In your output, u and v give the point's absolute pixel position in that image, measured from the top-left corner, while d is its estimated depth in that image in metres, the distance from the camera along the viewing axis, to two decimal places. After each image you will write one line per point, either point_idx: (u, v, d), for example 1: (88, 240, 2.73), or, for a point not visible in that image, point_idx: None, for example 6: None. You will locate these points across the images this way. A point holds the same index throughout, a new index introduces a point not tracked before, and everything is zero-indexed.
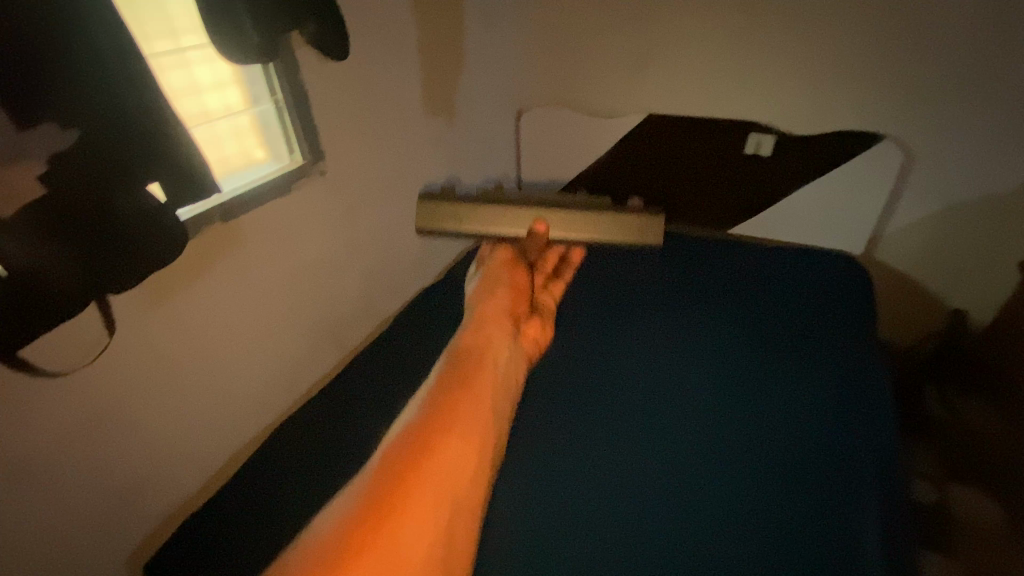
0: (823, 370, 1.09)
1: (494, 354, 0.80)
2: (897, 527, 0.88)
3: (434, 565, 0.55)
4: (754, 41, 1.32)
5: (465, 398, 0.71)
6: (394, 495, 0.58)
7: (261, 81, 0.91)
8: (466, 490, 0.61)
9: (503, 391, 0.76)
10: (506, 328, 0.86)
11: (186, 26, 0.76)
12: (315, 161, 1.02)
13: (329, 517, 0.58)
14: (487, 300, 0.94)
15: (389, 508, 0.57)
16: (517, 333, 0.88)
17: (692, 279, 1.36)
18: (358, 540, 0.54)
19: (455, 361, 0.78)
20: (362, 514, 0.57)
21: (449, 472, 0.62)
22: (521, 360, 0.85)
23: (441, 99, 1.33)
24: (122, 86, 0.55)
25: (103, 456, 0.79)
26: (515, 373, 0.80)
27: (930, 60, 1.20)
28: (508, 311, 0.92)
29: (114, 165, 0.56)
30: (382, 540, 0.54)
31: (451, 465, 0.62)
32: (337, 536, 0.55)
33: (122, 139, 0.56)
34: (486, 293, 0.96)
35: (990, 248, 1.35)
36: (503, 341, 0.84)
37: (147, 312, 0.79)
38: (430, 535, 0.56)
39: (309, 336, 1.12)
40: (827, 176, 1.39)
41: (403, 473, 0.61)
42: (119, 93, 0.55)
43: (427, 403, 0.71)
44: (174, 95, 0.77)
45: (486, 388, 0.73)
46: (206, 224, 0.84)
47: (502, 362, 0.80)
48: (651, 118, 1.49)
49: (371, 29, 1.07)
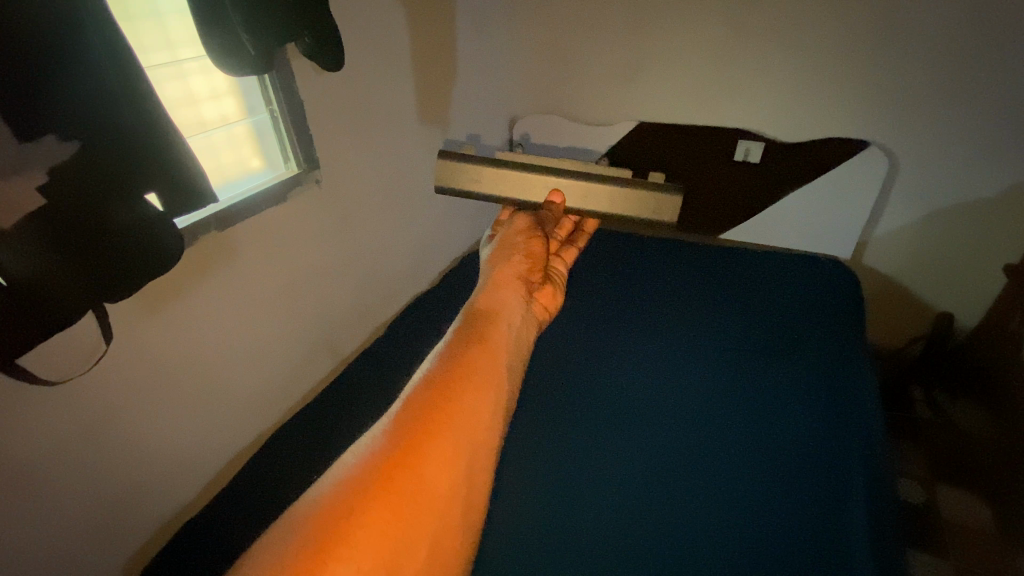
0: (812, 373, 1.10)
1: (510, 320, 0.79)
2: (886, 527, 0.89)
3: (452, 510, 0.54)
4: (742, 50, 1.35)
5: (486, 357, 0.69)
6: (417, 437, 0.57)
7: (256, 91, 0.94)
8: (486, 440, 0.61)
9: (517, 359, 0.75)
10: (521, 292, 0.86)
11: (183, 40, 0.79)
12: (310, 170, 1.04)
13: (353, 454, 0.56)
14: (506, 260, 0.90)
15: (412, 449, 0.56)
16: (530, 298, 0.87)
17: (682, 288, 1.39)
18: (382, 477, 0.53)
19: (473, 320, 0.76)
20: (380, 459, 0.55)
21: (470, 420, 0.61)
22: (532, 331, 0.83)
23: (436, 109, 1.35)
24: (120, 98, 0.57)
25: (99, 461, 0.79)
26: (527, 338, 0.80)
27: (912, 69, 1.24)
28: (524, 278, 0.88)
29: (112, 174, 0.58)
30: (405, 479, 0.54)
31: (472, 413, 0.62)
32: (361, 472, 0.53)
33: (119, 149, 0.58)
34: (503, 255, 0.91)
35: (975, 253, 1.37)
36: (518, 308, 0.82)
37: (143, 319, 0.80)
38: (451, 479, 0.56)
39: (304, 344, 1.13)
40: (815, 182, 1.41)
41: (423, 423, 0.59)
42: (118, 106, 0.57)
43: (445, 356, 0.69)
44: (170, 105, 0.79)
45: (503, 352, 0.72)
46: (202, 232, 0.85)
47: (518, 330, 0.79)
48: (640, 127, 1.53)
49: (368, 42, 1.10)
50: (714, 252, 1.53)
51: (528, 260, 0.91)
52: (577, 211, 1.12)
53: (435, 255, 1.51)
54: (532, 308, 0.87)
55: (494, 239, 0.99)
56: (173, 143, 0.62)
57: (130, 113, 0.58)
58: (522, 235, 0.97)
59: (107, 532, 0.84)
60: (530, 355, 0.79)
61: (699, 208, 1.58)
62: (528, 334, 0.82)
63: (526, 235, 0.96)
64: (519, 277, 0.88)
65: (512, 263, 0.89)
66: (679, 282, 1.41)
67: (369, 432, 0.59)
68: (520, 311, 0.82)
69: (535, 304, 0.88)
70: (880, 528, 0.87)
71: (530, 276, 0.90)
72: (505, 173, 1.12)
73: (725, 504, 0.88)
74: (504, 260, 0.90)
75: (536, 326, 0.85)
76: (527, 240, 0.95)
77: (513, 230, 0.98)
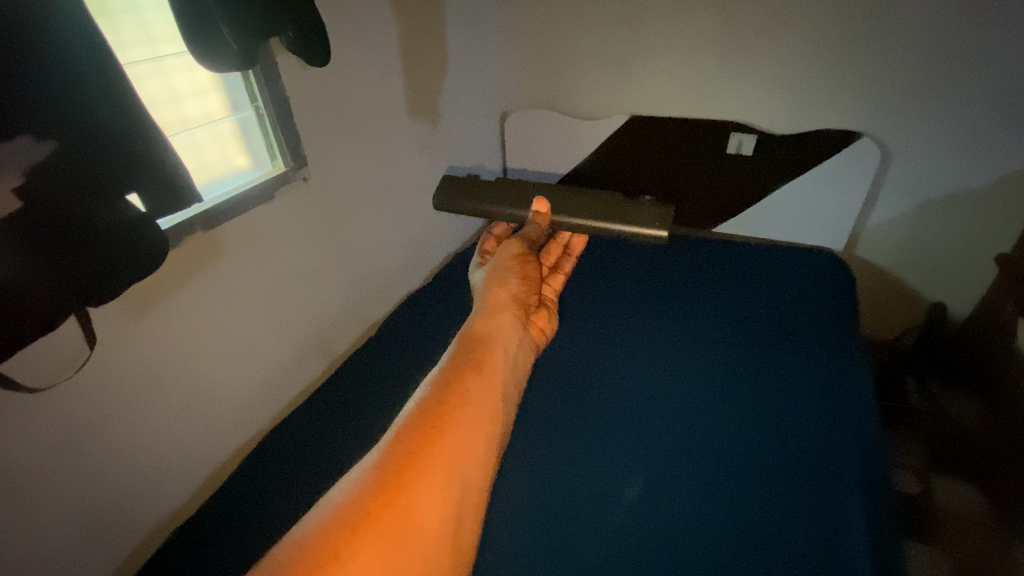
0: (808, 365, 1.10)
1: (505, 346, 0.79)
2: (880, 517, 0.89)
3: (442, 542, 0.56)
4: (733, 41, 1.34)
5: (479, 386, 0.69)
6: (408, 470, 0.58)
7: (241, 88, 0.91)
8: (474, 472, 0.62)
9: (513, 387, 0.75)
10: (517, 316, 0.86)
11: (164, 36, 0.77)
12: (299, 168, 1.02)
13: (342, 488, 0.56)
14: (500, 283, 0.90)
15: (403, 483, 0.56)
16: (526, 322, 0.87)
17: (675, 281, 1.38)
18: (372, 513, 0.53)
19: (468, 346, 0.76)
20: (370, 494, 0.55)
21: (461, 451, 0.62)
22: (528, 355, 0.83)
23: (426, 103, 1.33)
24: (100, 97, 0.54)
25: (87, 465, 0.78)
26: (521, 363, 0.81)
27: (903, 58, 1.23)
28: (519, 301, 0.89)
29: (92, 176, 0.56)
30: (396, 514, 0.54)
31: (464, 444, 0.62)
32: (350, 507, 0.53)
33: (100, 151, 0.56)
34: (499, 279, 0.91)
35: (966, 242, 1.37)
36: (514, 334, 0.82)
37: (128, 322, 0.78)
38: (442, 513, 0.57)
39: (296, 345, 1.12)
40: (808, 174, 1.41)
41: (414, 459, 0.59)
42: (97, 103, 0.54)
43: (439, 383, 0.69)
44: (151, 104, 0.77)
45: (500, 382, 0.72)
46: (189, 232, 0.83)
47: (513, 356, 0.79)
48: (634, 120, 1.52)
49: (354, 35, 1.08)
50: (707, 245, 1.52)
51: (523, 284, 0.92)
52: (563, 223, 1.18)
53: (427, 253, 1.49)
54: (527, 331, 0.87)
55: (487, 263, 1.00)
56: (158, 140, 0.60)
57: (111, 110, 0.56)
58: (515, 258, 0.97)
59: (99, 537, 0.83)
60: (524, 381, 0.80)
61: (692, 201, 1.57)
62: (523, 360, 0.82)
63: (519, 259, 0.97)
64: (515, 300, 0.88)
65: (507, 285, 0.90)
66: (673, 275, 1.41)
67: (358, 465, 0.59)
68: (515, 337, 0.83)
69: (531, 328, 0.89)
70: (875, 519, 0.87)
71: (526, 299, 0.90)
72: (497, 189, 1.22)
73: (721, 497, 0.87)
74: (499, 283, 0.91)
75: (532, 350, 0.86)
76: (520, 264, 0.96)
77: (505, 255, 0.98)
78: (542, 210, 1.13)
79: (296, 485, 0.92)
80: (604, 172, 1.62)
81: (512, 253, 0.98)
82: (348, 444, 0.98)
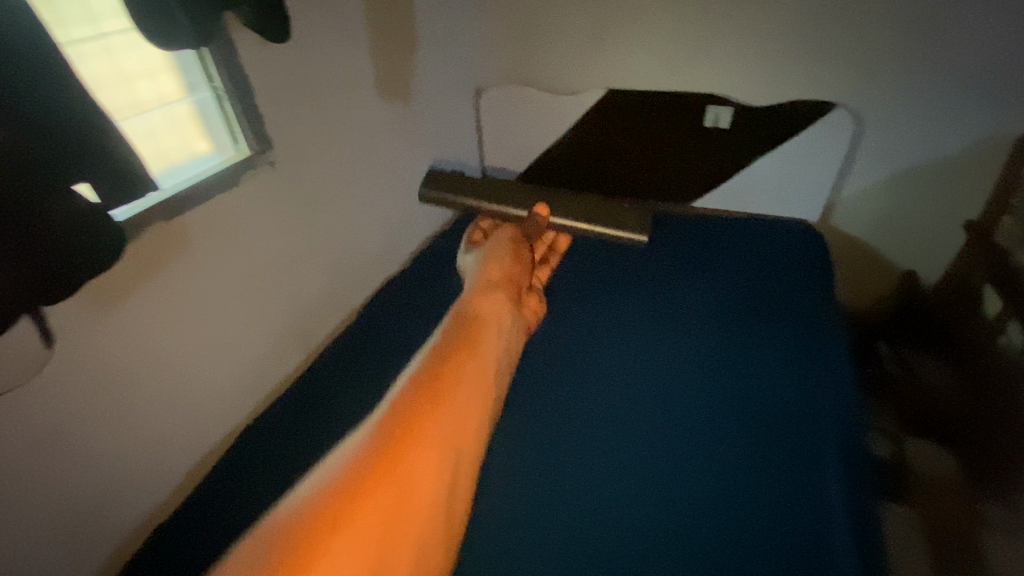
0: (786, 337, 1.11)
1: (499, 325, 0.80)
2: (858, 484, 0.91)
3: (438, 507, 0.57)
4: (709, 11, 1.31)
5: (470, 364, 0.71)
6: (400, 441, 0.59)
7: (196, 66, 0.87)
8: (466, 445, 0.63)
9: (505, 364, 0.77)
10: (507, 296, 0.86)
11: (107, 10, 0.72)
12: (264, 152, 0.97)
13: (338, 461, 0.58)
14: (494, 263, 0.90)
15: (395, 453, 0.58)
16: (518, 302, 0.87)
17: (655, 258, 1.37)
18: (367, 483, 0.54)
19: (461, 324, 0.77)
20: (363, 466, 0.56)
21: (454, 425, 0.63)
22: (521, 339, 0.84)
23: (396, 81, 1.28)
24: (41, 81, 0.51)
25: (60, 469, 0.75)
26: (514, 340, 0.82)
27: (876, 27, 1.22)
28: (512, 282, 0.89)
29: (41, 167, 0.52)
30: (388, 484, 0.55)
31: (456, 418, 0.64)
32: (343, 478, 0.55)
33: (46, 138, 0.52)
34: (493, 259, 0.92)
35: (936, 211, 1.39)
36: (507, 312, 0.82)
37: (93, 322, 0.75)
38: (435, 482, 0.58)
39: (270, 336, 1.08)
40: (784, 147, 1.41)
41: (405, 433, 0.60)
42: (42, 89, 0.51)
43: (432, 359, 0.70)
44: (98, 86, 0.73)
45: (491, 360, 0.73)
46: (149, 223, 0.79)
47: (505, 335, 0.80)
48: (611, 93, 1.49)
49: (314, 9, 1.02)
50: (687, 220, 1.52)
51: (517, 265, 0.91)
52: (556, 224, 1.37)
53: (404, 237, 1.45)
54: (521, 314, 0.87)
55: (481, 248, 1.00)
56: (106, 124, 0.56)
57: (50, 95, 0.52)
58: (510, 243, 0.98)
59: (77, 541, 0.80)
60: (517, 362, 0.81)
61: (670, 176, 1.57)
62: (516, 337, 0.84)
63: (514, 244, 0.98)
64: (508, 280, 0.89)
65: (502, 265, 0.90)
66: (653, 252, 1.40)
67: (353, 440, 0.60)
68: (507, 317, 0.82)
69: (524, 310, 0.88)
70: (853, 487, 0.89)
71: (519, 279, 0.91)
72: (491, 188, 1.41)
73: (710, 473, 0.87)
74: (495, 263, 0.91)
75: (525, 331, 0.85)
76: (514, 247, 0.97)
77: (499, 240, 1.00)
78: (544, 214, 1.30)
79: (277, 480, 0.90)
80: (582, 146, 1.59)
81: (506, 237, 0.99)
82: (330, 437, 0.96)
